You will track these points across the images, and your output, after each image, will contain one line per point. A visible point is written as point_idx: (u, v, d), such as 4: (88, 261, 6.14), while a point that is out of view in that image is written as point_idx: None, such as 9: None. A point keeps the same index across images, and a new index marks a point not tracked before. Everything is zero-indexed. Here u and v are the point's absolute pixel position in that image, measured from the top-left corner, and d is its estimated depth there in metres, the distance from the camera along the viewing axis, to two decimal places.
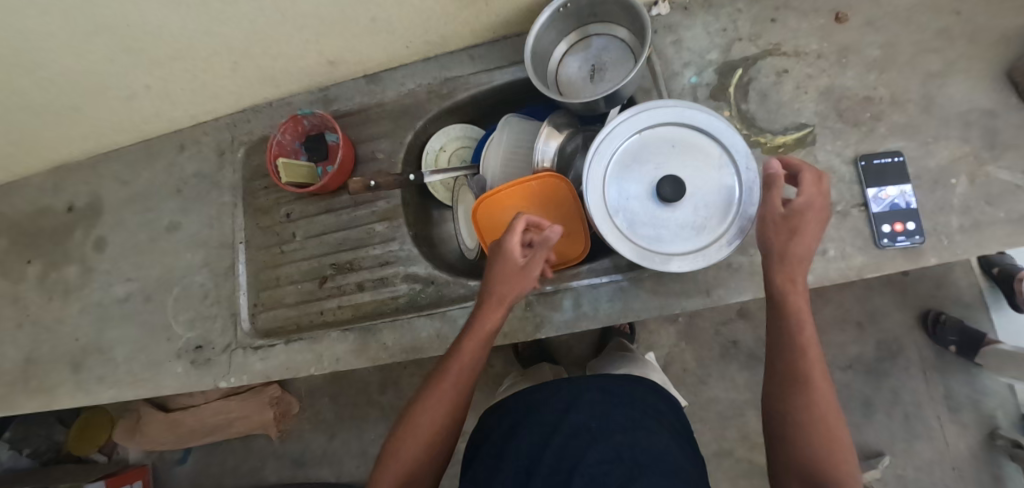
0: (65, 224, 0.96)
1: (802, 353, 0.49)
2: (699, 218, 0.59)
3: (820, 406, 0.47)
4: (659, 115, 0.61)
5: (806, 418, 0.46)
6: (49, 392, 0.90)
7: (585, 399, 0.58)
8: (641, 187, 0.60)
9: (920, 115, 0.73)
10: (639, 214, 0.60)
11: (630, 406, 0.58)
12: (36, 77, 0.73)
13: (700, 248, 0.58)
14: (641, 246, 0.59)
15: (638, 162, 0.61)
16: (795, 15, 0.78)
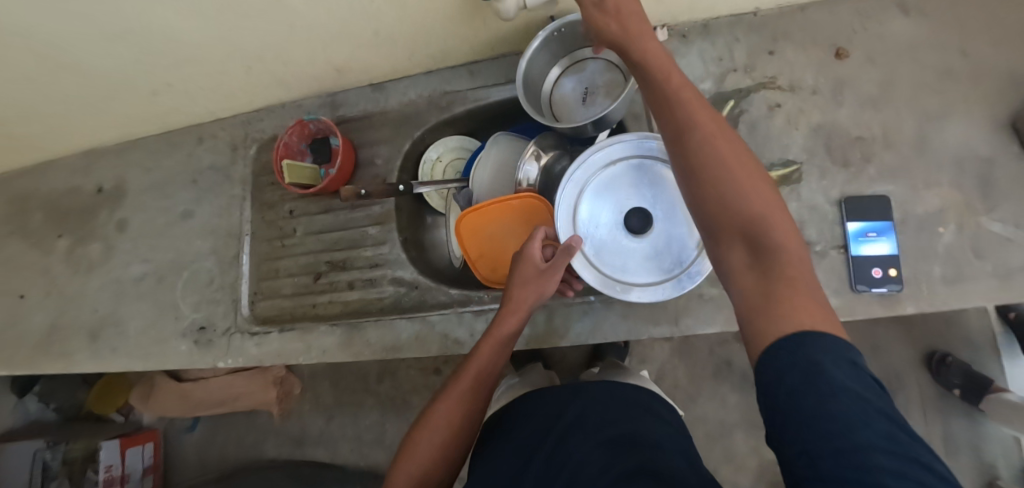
0: (93, 204, 1.05)
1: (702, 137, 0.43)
2: (663, 251, 0.61)
3: (750, 194, 0.41)
4: (635, 148, 0.63)
5: (740, 215, 0.41)
6: (70, 355, 0.99)
7: (583, 399, 0.61)
8: (612, 216, 0.63)
9: (914, 158, 0.72)
10: (606, 242, 0.62)
11: (620, 401, 0.60)
12: (72, 71, 0.81)
13: (661, 281, 0.61)
14: (604, 273, 0.62)
15: (611, 191, 0.63)
16: (794, 48, 0.77)
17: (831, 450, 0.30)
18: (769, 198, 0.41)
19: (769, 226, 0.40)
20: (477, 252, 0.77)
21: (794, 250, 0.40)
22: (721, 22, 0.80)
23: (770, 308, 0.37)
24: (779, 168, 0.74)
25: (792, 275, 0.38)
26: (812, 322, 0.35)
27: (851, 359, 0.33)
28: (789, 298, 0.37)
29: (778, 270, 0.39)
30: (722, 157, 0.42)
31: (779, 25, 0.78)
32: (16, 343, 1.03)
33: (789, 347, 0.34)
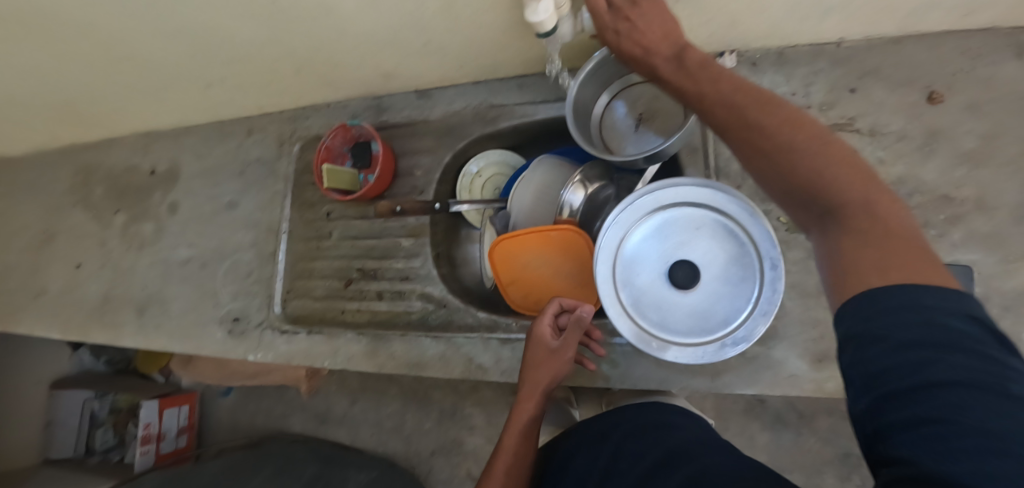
0: (148, 185, 1.10)
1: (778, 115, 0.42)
2: (708, 309, 0.58)
3: (809, 158, 0.39)
4: (689, 194, 0.59)
5: (801, 179, 0.40)
6: (117, 328, 1.05)
7: (625, 420, 0.64)
8: (655, 266, 0.60)
9: (1008, 226, 0.64)
10: (646, 293, 0.59)
11: (659, 419, 0.63)
12: (136, 61, 0.83)
13: (702, 343, 0.57)
14: (642, 327, 0.58)
15: (657, 238, 0.60)
16: (880, 87, 0.70)
17: (947, 456, 0.28)
18: (834, 154, 0.39)
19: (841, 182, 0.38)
20: (509, 278, 0.76)
21: (871, 196, 0.38)
22: (799, 51, 0.73)
23: (850, 264, 0.37)
24: None
25: (869, 222, 0.37)
26: (889, 278, 0.35)
27: (923, 307, 0.33)
28: (869, 249, 0.36)
29: (851, 220, 0.38)
30: (762, 127, 0.42)
31: (867, 60, 0.71)
32: (74, 308, 1.10)
33: (862, 307, 0.35)
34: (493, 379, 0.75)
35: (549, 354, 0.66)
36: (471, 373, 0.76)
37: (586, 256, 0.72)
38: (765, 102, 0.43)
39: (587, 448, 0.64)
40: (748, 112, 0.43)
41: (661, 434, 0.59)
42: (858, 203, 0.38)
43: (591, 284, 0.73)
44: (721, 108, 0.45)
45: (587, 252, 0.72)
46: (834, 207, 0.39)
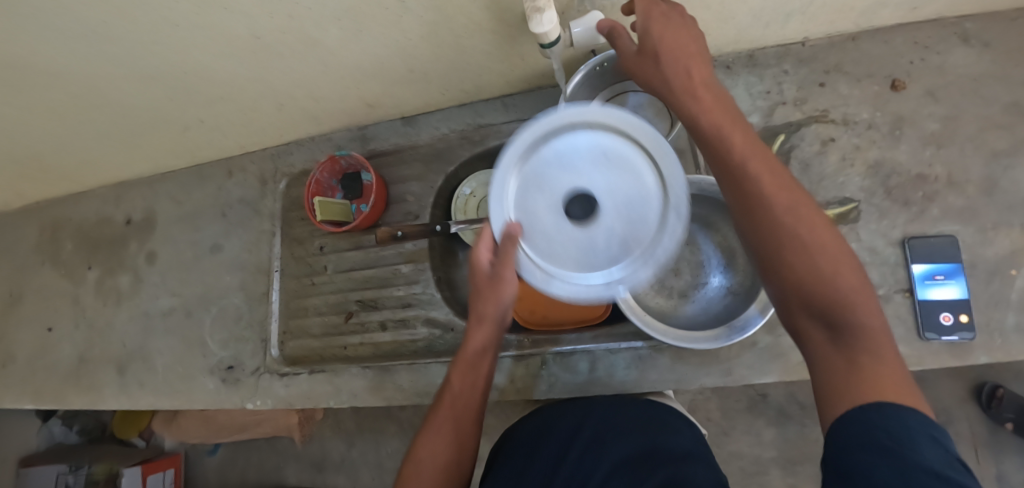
0: (122, 236, 1.05)
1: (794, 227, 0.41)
2: (601, 243, 0.54)
3: (828, 264, 0.40)
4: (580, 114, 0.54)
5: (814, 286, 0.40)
6: (97, 390, 0.98)
7: (611, 412, 0.62)
8: (551, 194, 0.55)
9: (979, 197, 0.68)
10: (541, 221, 0.55)
11: (644, 415, 0.61)
12: (110, 109, 0.81)
13: (591, 280, 0.55)
14: (530, 256, 0.55)
15: (557, 160, 0.55)
16: (846, 81, 0.74)
17: None
18: (848, 267, 0.41)
19: (853, 295, 0.39)
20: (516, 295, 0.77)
21: (876, 320, 0.39)
22: (768, 53, 0.77)
23: (853, 375, 0.38)
24: (835, 206, 0.71)
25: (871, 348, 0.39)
26: (886, 397, 0.36)
27: (934, 436, 0.33)
28: (866, 373, 0.37)
29: (853, 337, 0.39)
30: (801, 220, 0.41)
31: (830, 57, 0.75)
32: (47, 373, 1.03)
33: (872, 422, 0.35)
34: (510, 398, 0.75)
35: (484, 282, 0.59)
36: None
37: None
38: (797, 196, 0.43)
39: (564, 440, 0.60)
40: (782, 199, 0.42)
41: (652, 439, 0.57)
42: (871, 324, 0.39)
43: None
44: (759, 179, 0.43)
45: None
46: (847, 323, 0.39)
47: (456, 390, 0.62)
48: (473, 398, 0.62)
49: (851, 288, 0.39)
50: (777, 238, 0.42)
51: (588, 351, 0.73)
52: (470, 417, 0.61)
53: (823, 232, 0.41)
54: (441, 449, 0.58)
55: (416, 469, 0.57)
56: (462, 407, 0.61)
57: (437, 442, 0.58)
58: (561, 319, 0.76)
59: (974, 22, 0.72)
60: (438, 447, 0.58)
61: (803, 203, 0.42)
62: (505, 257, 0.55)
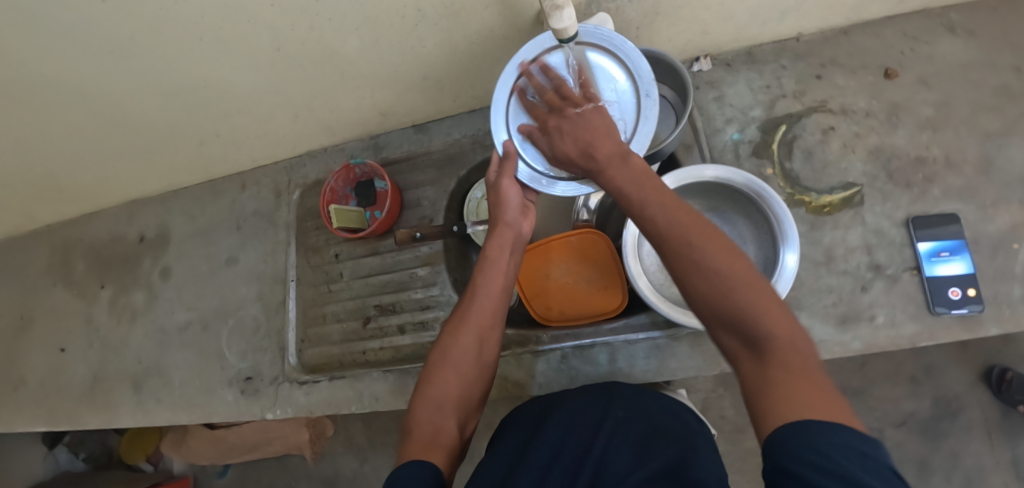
0: (135, 253, 1.06)
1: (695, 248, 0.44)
2: None
3: (727, 284, 0.43)
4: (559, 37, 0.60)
5: (728, 300, 0.42)
6: (113, 408, 0.98)
7: (623, 404, 0.62)
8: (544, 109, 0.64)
9: (977, 176, 0.71)
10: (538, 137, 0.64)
11: (662, 414, 0.61)
12: (129, 126, 0.83)
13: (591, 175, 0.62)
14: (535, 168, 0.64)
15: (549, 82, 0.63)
16: (842, 72, 0.77)
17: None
18: (752, 284, 0.43)
19: (753, 308, 0.41)
20: (533, 291, 0.77)
21: (787, 328, 0.41)
22: (765, 49, 0.81)
23: (769, 391, 0.38)
24: (839, 191, 0.73)
25: (789, 356, 0.40)
26: (817, 415, 0.35)
27: (862, 451, 0.33)
28: (776, 385, 0.38)
29: (768, 349, 0.40)
30: (700, 248, 0.44)
31: (825, 50, 0.79)
32: (61, 394, 1.02)
33: (792, 440, 0.34)
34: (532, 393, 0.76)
35: (493, 188, 0.66)
36: (509, 390, 0.76)
37: (607, 258, 0.75)
38: (698, 223, 0.46)
39: (580, 427, 0.59)
40: (686, 233, 0.45)
41: (665, 434, 0.57)
42: (779, 333, 0.41)
43: (614, 285, 0.75)
44: (661, 223, 0.47)
45: (606, 253, 0.75)
46: (758, 334, 0.41)
47: (479, 290, 0.63)
48: (496, 305, 0.63)
49: (752, 303, 0.42)
50: (681, 271, 0.45)
51: (607, 344, 0.74)
52: (491, 319, 0.62)
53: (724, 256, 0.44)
54: (464, 346, 0.60)
55: (434, 365, 0.60)
56: (482, 310, 0.62)
57: (460, 342, 0.60)
58: (579, 314, 0.75)
59: (959, 13, 0.76)
60: (463, 342, 0.60)
61: (704, 231, 0.45)
62: (506, 172, 0.64)
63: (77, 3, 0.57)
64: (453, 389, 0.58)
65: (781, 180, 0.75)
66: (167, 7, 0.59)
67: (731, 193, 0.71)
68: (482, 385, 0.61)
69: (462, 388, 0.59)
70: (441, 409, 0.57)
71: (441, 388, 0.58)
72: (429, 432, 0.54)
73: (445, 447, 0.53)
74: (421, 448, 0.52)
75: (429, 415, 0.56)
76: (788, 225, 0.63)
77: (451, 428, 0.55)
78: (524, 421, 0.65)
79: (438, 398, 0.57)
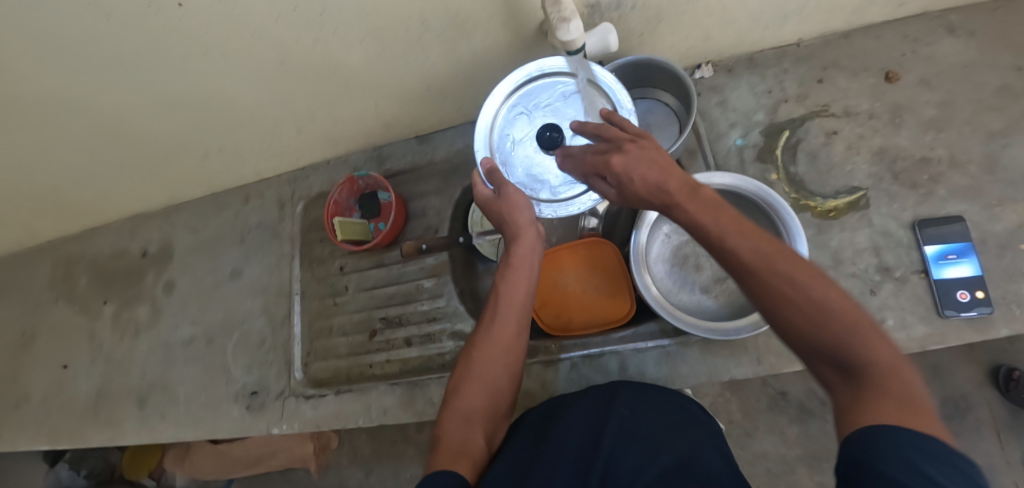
0: (138, 267, 1.05)
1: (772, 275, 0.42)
2: None
3: (818, 314, 0.40)
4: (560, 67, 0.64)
5: (812, 326, 0.40)
6: (117, 425, 0.97)
7: (628, 403, 0.62)
8: (525, 131, 0.65)
9: (982, 176, 0.71)
10: (516, 158, 0.65)
11: (670, 414, 0.61)
12: (132, 140, 0.83)
13: (569, 198, 0.64)
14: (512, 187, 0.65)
15: (531, 106, 0.65)
16: (844, 75, 0.78)
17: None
18: (847, 311, 0.40)
19: (845, 335, 0.39)
20: (541, 299, 0.78)
21: (889, 355, 0.38)
22: (766, 54, 0.81)
23: (858, 415, 0.36)
24: (845, 195, 0.73)
25: (889, 385, 0.37)
26: (902, 422, 0.34)
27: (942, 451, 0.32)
28: (870, 412, 0.36)
29: (864, 377, 0.38)
30: (789, 277, 0.41)
31: (826, 54, 0.79)
32: (63, 411, 1.01)
33: (875, 445, 0.34)
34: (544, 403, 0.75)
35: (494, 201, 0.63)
36: (518, 401, 0.76)
37: (614, 266, 0.77)
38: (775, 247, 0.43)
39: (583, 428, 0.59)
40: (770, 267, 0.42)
41: (672, 434, 0.56)
42: (881, 361, 0.38)
43: (622, 292, 0.76)
44: (743, 249, 0.43)
45: (613, 260, 0.77)
46: (858, 365, 0.39)
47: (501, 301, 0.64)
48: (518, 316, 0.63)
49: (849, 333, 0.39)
50: (769, 301, 0.42)
51: (617, 352, 0.74)
52: (516, 331, 0.63)
53: (811, 283, 0.41)
54: (487, 359, 0.61)
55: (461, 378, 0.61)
56: (506, 322, 0.63)
57: (486, 354, 0.62)
58: (587, 324, 0.76)
59: (957, 15, 0.77)
60: (486, 353, 0.62)
61: (782, 260, 0.42)
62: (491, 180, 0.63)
63: (82, 18, 0.57)
64: (479, 400, 0.60)
65: (786, 185, 0.76)
66: (171, 22, 0.59)
67: (738, 198, 0.71)
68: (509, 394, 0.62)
69: (486, 400, 0.60)
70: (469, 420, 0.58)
71: (468, 401, 0.59)
72: (456, 441, 0.55)
73: (470, 457, 0.54)
74: (447, 455, 0.53)
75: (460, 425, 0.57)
76: (797, 233, 0.63)
77: (477, 439, 0.57)
78: (531, 422, 0.65)
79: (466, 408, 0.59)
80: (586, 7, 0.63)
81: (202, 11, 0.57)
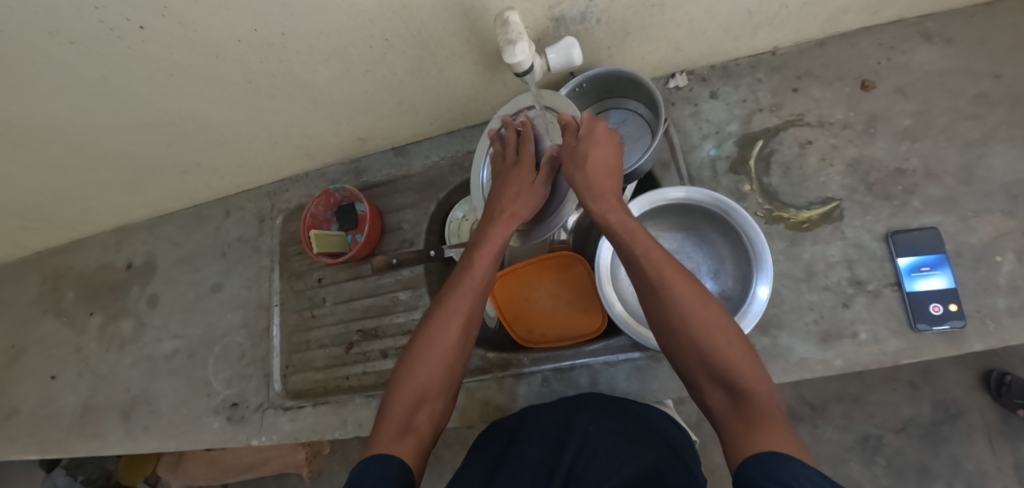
0: (123, 280, 1.06)
1: (678, 305, 0.50)
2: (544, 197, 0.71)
3: (711, 338, 0.49)
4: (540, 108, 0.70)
5: (707, 352, 0.48)
6: (102, 437, 0.98)
7: (592, 416, 0.61)
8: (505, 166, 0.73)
9: (957, 187, 0.70)
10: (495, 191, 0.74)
11: (637, 425, 0.60)
12: (109, 158, 0.84)
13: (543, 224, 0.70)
14: None
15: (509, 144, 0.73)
16: (818, 84, 0.77)
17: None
18: (733, 340, 0.49)
19: (731, 362, 0.47)
20: (512, 314, 0.78)
21: (762, 384, 0.46)
22: (741, 64, 0.80)
23: (746, 436, 0.42)
24: (818, 206, 0.73)
25: (760, 410, 0.44)
26: (773, 444, 0.40)
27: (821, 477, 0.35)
28: (753, 432, 0.42)
29: (746, 401, 0.45)
30: (687, 306, 0.50)
31: (801, 63, 0.78)
32: (51, 423, 1.03)
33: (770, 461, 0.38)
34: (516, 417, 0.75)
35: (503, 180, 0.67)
36: (491, 414, 0.76)
37: (584, 280, 0.77)
38: (683, 282, 0.52)
39: (547, 445, 0.59)
40: (675, 290, 0.51)
41: (638, 445, 0.56)
42: (759, 389, 0.46)
43: (593, 306, 0.76)
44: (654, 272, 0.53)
45: (583, 274, 0.77)
46: (740, 389, 0.46)
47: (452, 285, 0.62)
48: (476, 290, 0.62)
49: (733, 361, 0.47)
50: (670, 326, 0.51)
51: (588, 366, 0.73)
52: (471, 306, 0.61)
53: (706, 310, 0.50)
54: (446, 336, 0.58)
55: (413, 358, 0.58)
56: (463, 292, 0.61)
57: (438, 329, 0.59)
58: (562, 336, 0.76)
59: (934, 21, 0.76)
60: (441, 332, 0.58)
61: (682, 286, 0.51)
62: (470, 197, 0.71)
63: (45, 46, 0.58)
64: (436, 380, 0.57)
65: (759, 196, 0.75)
66: (134, 46, 0.59)
67: (707, 213, 0.71)
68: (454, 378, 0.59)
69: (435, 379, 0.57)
70: (419, 402, 0.56)
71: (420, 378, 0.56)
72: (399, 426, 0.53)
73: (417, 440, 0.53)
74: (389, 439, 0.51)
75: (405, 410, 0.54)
76: (763, 253, 0.63)
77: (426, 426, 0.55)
78: (499, 436, 0.65)
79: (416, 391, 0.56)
80: (551, 20, 0.62)
81: (165, 36, 0.58)
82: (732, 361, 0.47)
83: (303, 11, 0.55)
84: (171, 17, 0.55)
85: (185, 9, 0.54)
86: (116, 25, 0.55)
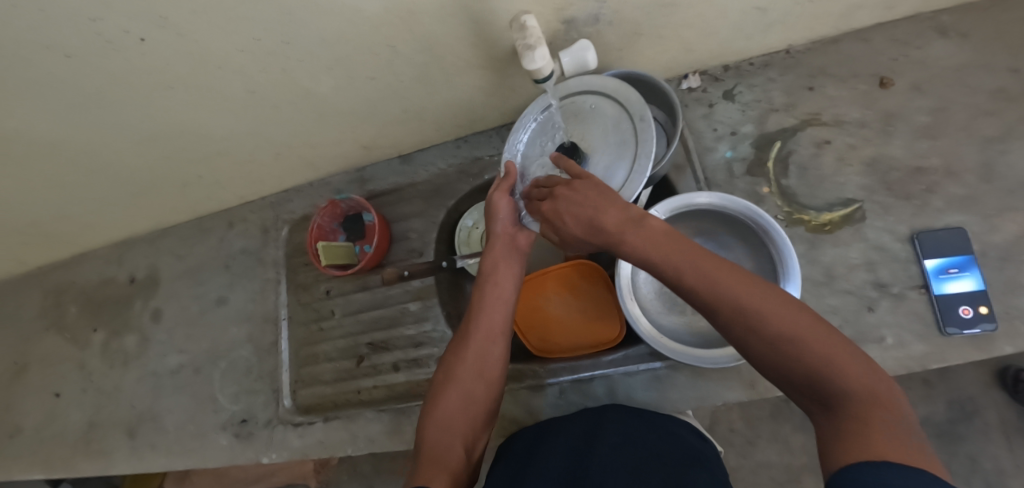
0: (126, 296, 1.04)
1: (731, 298, 0.43)
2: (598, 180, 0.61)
3: (776, 328, 0.41)
4: (591, 87, 0.64)
5: (777, 348, 0.41)
6: (108, 456, 0.96)
7: (614, 433, 0.58)
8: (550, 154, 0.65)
9: (980, 185, 0.68)
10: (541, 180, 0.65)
11: (664, 435, 0.58)
12: (110, 172, 0.82)
13: None
14: None
15: (553, 132, 0.66)
16: (834, 82, 0.75)
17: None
18: (809, 329, 0.40)
19: (812, 358, 0.39)
20: (528, 325, 0.76)
21: (862, 378, 0.38)
22: (753, 63, 0.78)
23: (843, 445, 0.36)
24: (838, 207, 0.71)
25: (860, 409, 0.37)
26: (882, 455, 0.33)
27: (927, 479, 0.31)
28: (856, 441, 0.35)
29: (842, 403, 0.38)
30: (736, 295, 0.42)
31: (815, 61, 0.77)
32: (56, 442, 1.01)
33: (857, 478, 0.32)
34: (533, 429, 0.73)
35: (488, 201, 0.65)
36: (506, 428, 0.74)
37: (599, 288, 0.76)
38: (726, 271, 0.44)
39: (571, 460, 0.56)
40: (725, 294, 0.43)
41: (666, 460, 0.53)
42: (856, 387, 0.38)
43: (610, 314, 0.75)
44: (698, 281, 0.44)
45: (599, 283, 0.76)
46: (832, 389, 0.38)
47: (480, 306, 0.63)
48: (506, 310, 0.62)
49: (813, 354, 0.39)
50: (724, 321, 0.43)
51: (606, 376, 0.72)
52: (493, 333, 0.61)
53: (771, 307, 0.41)
54: (465, 377, 0.59)
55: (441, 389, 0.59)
56: (483, 325, 0.61)
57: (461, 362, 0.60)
58: (578, 344, 0.74)
59: (950, 16, 0.74)
60: (466, 361, 0.60)
61: (728, 275, 0.44)
62: (501, 184, 0.64)
63: (41, 60, 0.56)
64: (457, 409, 0.57)
65: (777, 199, 0.73)
66: (132, 58, 0.57)
67: (727, 217, 0.69)
68: (490, 404, 0.60)
69: (466, 408, 0.58)
70: (446, 429, 0.56)
71: (444, 409, 0.57)
72: (433, 453, 0.53)
73: (449, 468, 0.51)
74: (425, 470, 0.50)
75: (438, 436, 0.55)
76: (791, 261, 0.61)
77: (457, 448, 0.54)
78: (519, 451, 0.62)
79: (440, 424, 0.56)
80: (562, 23, 0.60)
81: (164, 48, 0.56)
82: (813, 354, 0.39)
83: (308, 17, 0.54)
84: (171, 28, 0.53)
85: (184, 19, 0.52)
86: (114, 37, 0.53)
